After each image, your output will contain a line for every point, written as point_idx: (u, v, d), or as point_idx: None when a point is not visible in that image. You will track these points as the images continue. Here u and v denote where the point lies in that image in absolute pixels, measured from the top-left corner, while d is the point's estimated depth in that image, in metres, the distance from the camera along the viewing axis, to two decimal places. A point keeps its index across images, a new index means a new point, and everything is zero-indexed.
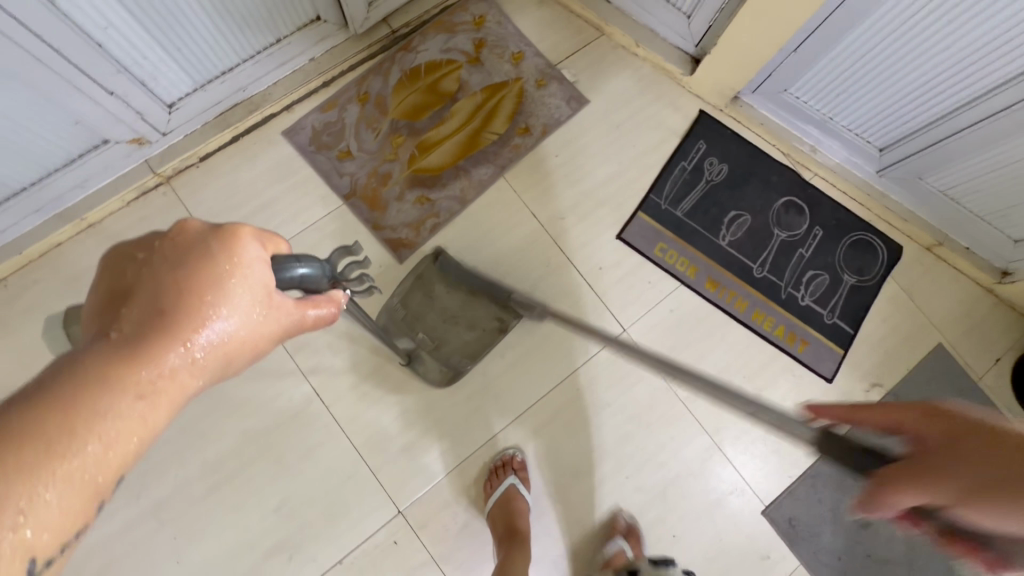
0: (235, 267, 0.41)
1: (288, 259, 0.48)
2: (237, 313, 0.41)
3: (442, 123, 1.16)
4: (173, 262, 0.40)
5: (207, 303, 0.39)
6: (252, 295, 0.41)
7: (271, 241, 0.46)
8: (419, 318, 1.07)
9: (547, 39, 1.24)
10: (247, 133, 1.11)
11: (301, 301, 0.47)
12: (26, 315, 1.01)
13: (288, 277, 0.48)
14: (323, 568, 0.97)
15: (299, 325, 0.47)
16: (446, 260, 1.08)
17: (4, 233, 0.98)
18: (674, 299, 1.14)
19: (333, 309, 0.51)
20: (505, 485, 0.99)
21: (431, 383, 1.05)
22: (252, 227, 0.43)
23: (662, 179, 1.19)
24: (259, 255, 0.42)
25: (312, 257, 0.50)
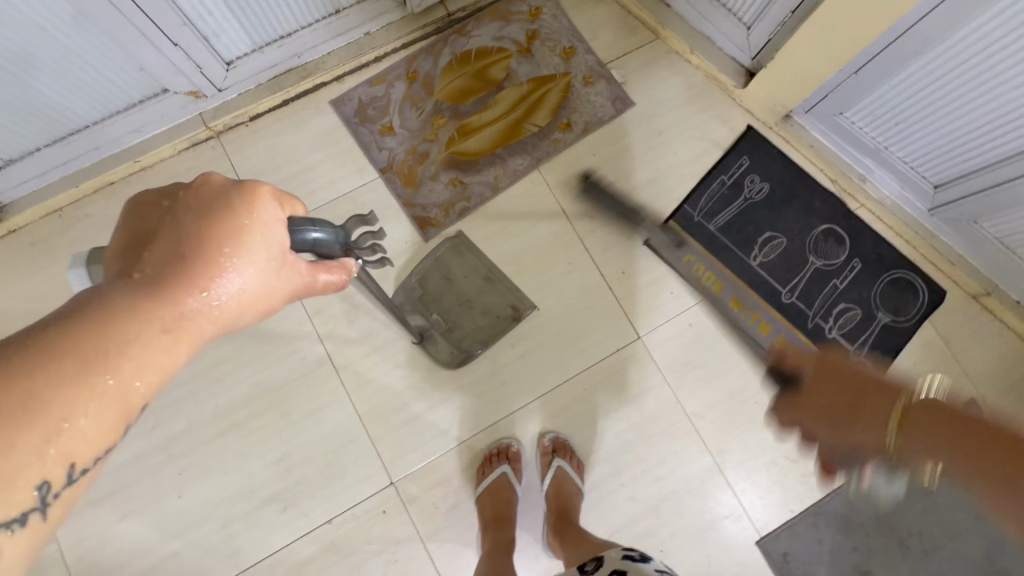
0: (251, 222, 0.41)
1: (301, 224, 0.48)
2: (252, 267, 0.41)
3: (485, 109, 1.17)
4: (196, 211, 0.41)
5: (225, 253, 0.40)
6: (267, 251, 0.42)
7: (289, 203, 0.46)
8: (435, 299, 1.09)
9: (602, 37, 1.23)
10: (297, 98, 1.15)
11: (313, 265, 0.47)
12: (75, 246, 1.07)
13: (302, 241, 0.48)
14: (313, 525, 1.00)
15: (309, 287, 0.47)
16: (465, 246, 1.11)
17: (65, 166, 1.04)
18: (695, 313, 1.12)
19: (344, 277, 0.51)
20: (495, 473, 1.00)
21: (439, 363, 1.07)
22: (271, 187, 0.43)
23: (698, 190, 1.17)
24: (276, 213, 0.43)
25: (326, 222, 0.50)
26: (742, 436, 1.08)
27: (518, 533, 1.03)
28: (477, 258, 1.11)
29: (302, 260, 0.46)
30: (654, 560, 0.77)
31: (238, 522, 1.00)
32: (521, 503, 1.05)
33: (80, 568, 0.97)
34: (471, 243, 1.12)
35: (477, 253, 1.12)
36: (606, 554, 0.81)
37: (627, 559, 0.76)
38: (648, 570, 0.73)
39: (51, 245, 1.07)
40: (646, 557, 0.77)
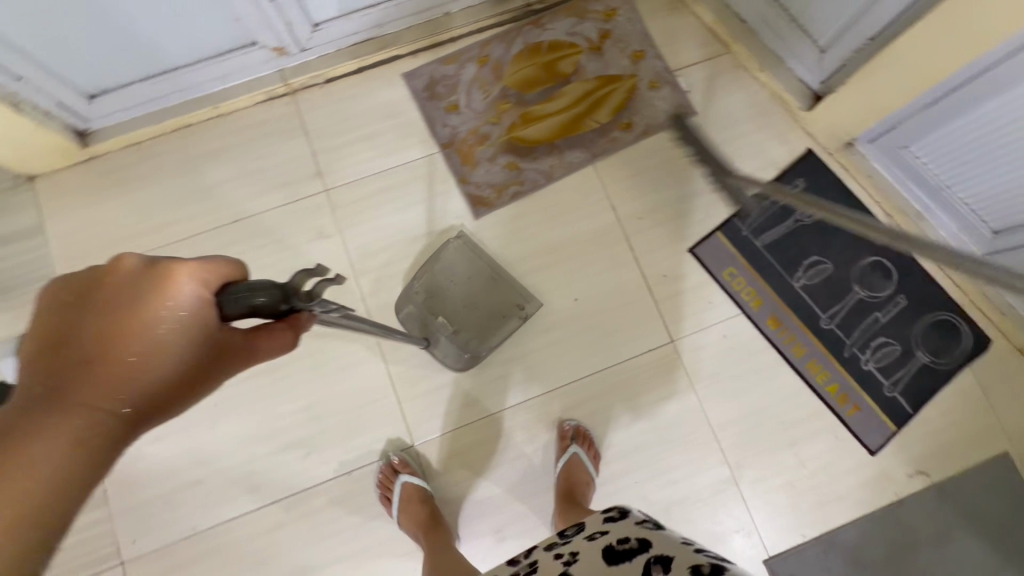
0: (164, 313, 0.49)
1: (241, 291, 0.50)
2: (169, 354, 0.50)
3: (550, 100, 1.20)
4: (106, 308, 0.49)
5: (138, 350, 0.48)
6: (188, 335, 0.50)
7: (214, 272, 0.51)
8: (439, 301, 1.09)
9: (673, 44, 1.24)
10: (372, 67, 1.19)
11: (250, 332, 0.55)
12: (147, 178, 1.13)
13: (240, 306, 0.50)
14: (332, 473, 1.03)
15: (249, 355, 0.55)
16: (438, 254, 1.11)
17: (151, 103, 1.10)
18: (729, 326, 1.12)
19: (291, 336, 0.58)
20: (398, 485, 0.99)
21: (448, 363, 1.08)
22: (184, 268, 0.49)
23: (749, 206, 1.17)
24: (192, 295, 0.49)
25: (267, 282, 0.51)
26: (762, 453, 1.07)
27: (462, 545, 1.03)
28: (481, 257, 1.11)
29: (238, 332, 0.54)
30: (634, 513, 0.81)
31: (261, 460, 1.03)
32: (480, 508, 1.04)
33: (110, 482, 1.01)
34: (474, 241, 1.12)
35: (480, 254, 1.12)
36: (587, 518, 0.83)
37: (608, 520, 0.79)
38: (630, 524, 0.76)
39: (125, 175, 1.13)
40: (625, 513, 0.80)
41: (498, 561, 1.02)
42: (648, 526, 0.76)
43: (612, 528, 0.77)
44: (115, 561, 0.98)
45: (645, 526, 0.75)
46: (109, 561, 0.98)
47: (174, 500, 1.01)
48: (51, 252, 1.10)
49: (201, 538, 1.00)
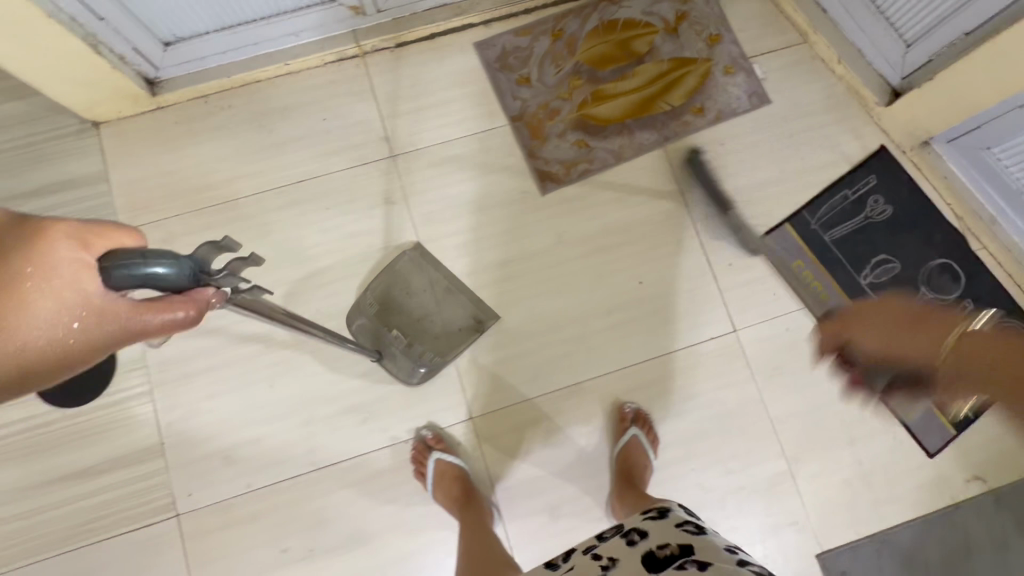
0: (45, 268, 0.46)
1: (134, 259, 0.47)
2: (49, 315, 0.46)
3: (622, 79, 1.17)
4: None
5: (11, 303, 0.46)
6: (68, 299, 0.46)
7: (106, 233, 0.49)
8: (392, 314, 1.06)
9: (749, 30, 1.22)
10: (445, 34, 1.18)
11: (139, 304, 0.48)
12: (215, 132, 1.12)
13: (134, 277, 0.46)
14: (389, 441, 1.02)
15: (138, 330, 0.48)
16: (397, 264, 1.08)
17: (225, 54, 1.10)
18: (795, 320, 1.10)
19: (192, 313, 0.50)
20: (431, 462, 0.98)
21: (404, 378, 1.04)
22: (68, 225, 0.47)
23: (820, 199, 1.16)
24: (70, 255, 0.46)
25: (167, 253, 0.48)
26: (820, 449, 1.06)
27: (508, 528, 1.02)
28: (436, 270, 1.09)
29: (124, 300, 0.48)
30: (673, 511, 0.75)
31: (319, 423, 1.02)
32: (533, 486, 1.03)
33: (168, 434, 1.01)
34: (430, 253, 1.09)
35: (434, 266, 1.09)
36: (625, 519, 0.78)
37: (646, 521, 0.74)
38: (669, 526, 0.71)
39: (193, 128, 1.12)
40: (664, 513, 0.74)
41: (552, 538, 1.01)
42: (687, 527, 0.70)
43: (650, 531, 0.71)
44: (171, 512, 0.98)
45: (683, 529, 0.69)
46: (164, 512, 0.98)
47: (231, 457, 1.01)
48: (115, 200, 1.09)
49: (257, 496, 1.00)
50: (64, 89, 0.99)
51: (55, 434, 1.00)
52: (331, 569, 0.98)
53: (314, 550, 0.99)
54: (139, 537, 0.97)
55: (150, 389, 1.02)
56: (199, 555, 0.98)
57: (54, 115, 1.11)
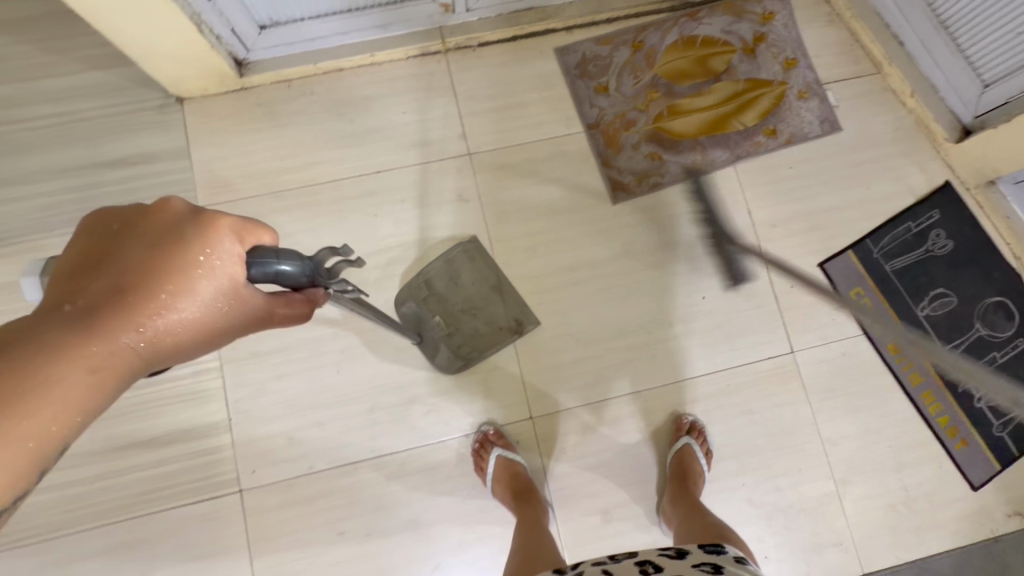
0: (209, 256, 0.49)
1: (268, 256, 0.52)
2: (203, 300, 0.49)
3: (699, 95, 1.19)
4: (147, 242, 0.48)
5: (173, 287, 0.47)
6: (223, 288, 0.50)
7: (256, 232, 0.53)
8: (437, 302, 1.08)
9: (825, 57, 1.24)
10: (527, 37, 1.19)
11: (269, 297, 0.54)
12: (296, 117, 1.14)
13: (267, 273, 0.52)
14: (450, 433, 1.05)
15: (261, 319, 0.54)
16: (450, 252, 1.10)
17: (315, 41, 1.11)
18: (851, 344, 1.13)
19: (307, 309, 0.59)
20: (493, 457, 1.00)
21: (436, 367, 1.06)
22: (234, 220, 0.51)
23: (883, 229, 1.17)
24: (232, 248, 0.50)
25: (294, 253, 0.54)
26: (866, 473, 1.09)
27: (560, 529, 1.04)
28: (487, 267, 1.10)
29: (258, 292, 0.53)
30: (693, 551, 0.75)
31: (384, 411, 1.04)
32: (585, 488, 1.06)
33: (236, 410, 1.02)
34: (484, 251, 1.11)
35: (484, 262, 1.10)
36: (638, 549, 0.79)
37: (662, 555, 0.74)
38: (684, 565, 0.70)
39: (276, 111, 1.14)
40: (683, 553, 0.74)
41: (603, 539, 1.04)
42: (705, 569, 0.69)
43: (665, 566, 0.71)
44: (235, 488, 1.00)
45: (699, 570, 0.69)
46: (229, 487, 1.00)
47: (295, 438, 1.03)
48: (193, 176, 1.11)
49: (319, 477, 1.02)
50: (160, 64, 1.01)
51: (124, 402, 1.02)
52: (388, 554, 1.00)
53: (371, 535, 1.01)
54: (203, 508, 1.00)
55: (220, 365, 1.04)
56: (260, 531, 1.00)
57: (139, 87, 1.13)
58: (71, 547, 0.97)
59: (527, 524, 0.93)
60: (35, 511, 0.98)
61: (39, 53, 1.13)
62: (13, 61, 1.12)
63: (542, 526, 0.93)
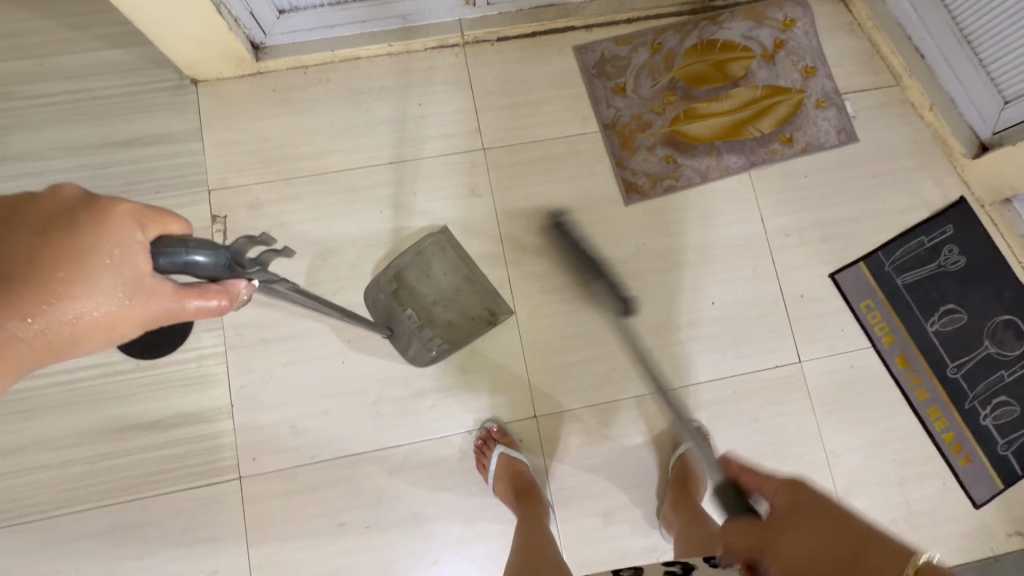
0: (107, 244, 0.45)
1: (176, 247, 0.48)
2: (98, 292, 0.45)
3: (716, 100, 1.17)
4: (32, 230, 0.45)
5: (63, 275, 0.43)
6: (122, 280, 0.46)
7: (163, 221, 0.49)
8: (408, 295, 1.07)
9: (845, 66, 1.23)
10: (546, 34, 1.19)
11: (183, 290, 0.49)
12: (310, 105, 1.13)
13: (177, 265, 0.48)
14: (454, 429, 1.04)
15: (175, 312, 0.49)
16: (421, 245, 1.09)
17: (333, 29, 1.11)
18: (859, 356, 1.13)
19: (224, 302, 0.52)
20: (495, 454, 1.00)
21: (410, 359, 1.05)
22: (135, 207, 0.47)
23: (896, 241, 1.16)
24: (134, 236, 0.46)
25: (207, 243, 0.50)
26: (869, 485, 1.09)
27: (560, 529, 1.04)
28: (457, 258, 1.09)
29: (167, 283, 0.48)
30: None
31: (388, 404, 1.04)
32: (586, 489, 1.05)
33: (240, 396, 1.02)
34: (454, 242, 1.10)
35: (481, 257, 1.10)
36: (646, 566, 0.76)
37: None
38: None
39: (290, 98, 1.13)
40: None
41: (603, 541, 1.03)
42: None
43: None
44: (235, 474, 1.00)
45: None
46: (229, 473, 1.00)
47: (298, 427, 1.02)
48: (205, 159, 1.10)
49: (320, 467, 1.01)
50: (177, 45, 1.00)
51: (127, 383, 1.01)
52: (385, 548, 1.00)
53: (370, 527, 1.00)
54: (203, 493, 0.99)
55: (225, 350, 1.03)
56: (258, 519, 0.99)
57: (155, 68, 1.12)
58: (69, 527, 0.97)
59: (525, 523, 0.92)
60: (35, 488, 0.97)
61: (55, 29, 1.12)
62: (32, 35, 1.12)
63: (543, 524, 0.92)
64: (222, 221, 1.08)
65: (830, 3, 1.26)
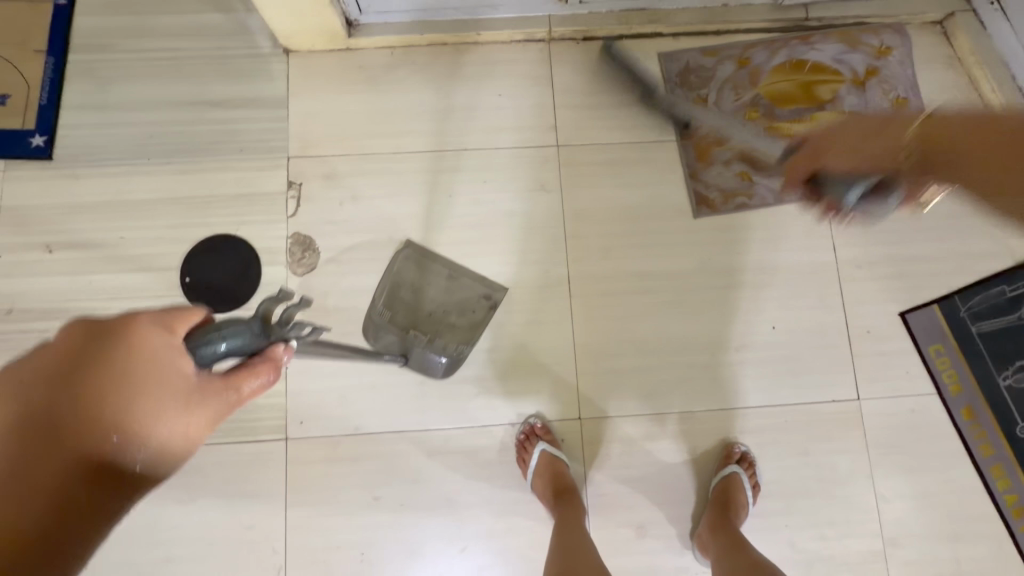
0: (140, 362, 0.46)
1: (208, 336, 0.49)
2: (165, 412, 0.47)
3: (799, 122, 1.15)
4: (60, 380, 0.44)
5: (136, 404, 0.46)
6: (172, 385, 0.47)
7: (183, 320, 0.50)
8: (407, 314, 1.04)
9: (939, 100, 1.18)
10: (633, 38, 1.18)
11: (234, 375, 0.51)
12: (393, 84, 1.15)
13: (212, 354, 0.49)
14: (497, 420, 1.04)
15: (237, 399, 0.51)
16: (396, 267, 1.07)
17: (427, 12, 1.13)
18: (922, 402, 1.08)
19: (271, 374, 0.53)
20: (536, 450, 0.99)
21: (432, 373, 1.04)
22: (154, 317, 0.48)
23: (974, 287, 1.11)
24: (168, 342, 0.48)
25: (235, 322, 0.50)
26: (917, 536, 1.04)
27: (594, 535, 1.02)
28: (435, 265, 1.08)
29: (216, 378, 0.50)
30: None
31: (434, 387, 1.05)
32: (623, 499, 1.04)
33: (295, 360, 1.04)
34: (426, 249, 1.09)
35: (542, 253, 1.10)
36: None
37: None
38: None
39: (375, 75, 1.15)
40: None
41: (634, 553, 1.02)
42: None
43: None
44: (281, 435, 1.02)
45: None
46: (276, 434, 1.02)
47: (346, 397, 1.04)
48: (287, 127, 1.13)
49: (362, 439, 1.03)
50: (280, 14, 1.04)
51: None
52: (417, 527, 1.01)
53: (405, 505, 1.01)
54: (250, 450, 1.02)
55: None
56: (298, 482, 1.01)
57: (251, 34, 1.16)
58: None
59: (565, 524, 0.92)
60: None
61: None
62: None
63: (580, 525, 0.92)
64: (296, 188, 1.11)
65: (930, 34, 1.21)
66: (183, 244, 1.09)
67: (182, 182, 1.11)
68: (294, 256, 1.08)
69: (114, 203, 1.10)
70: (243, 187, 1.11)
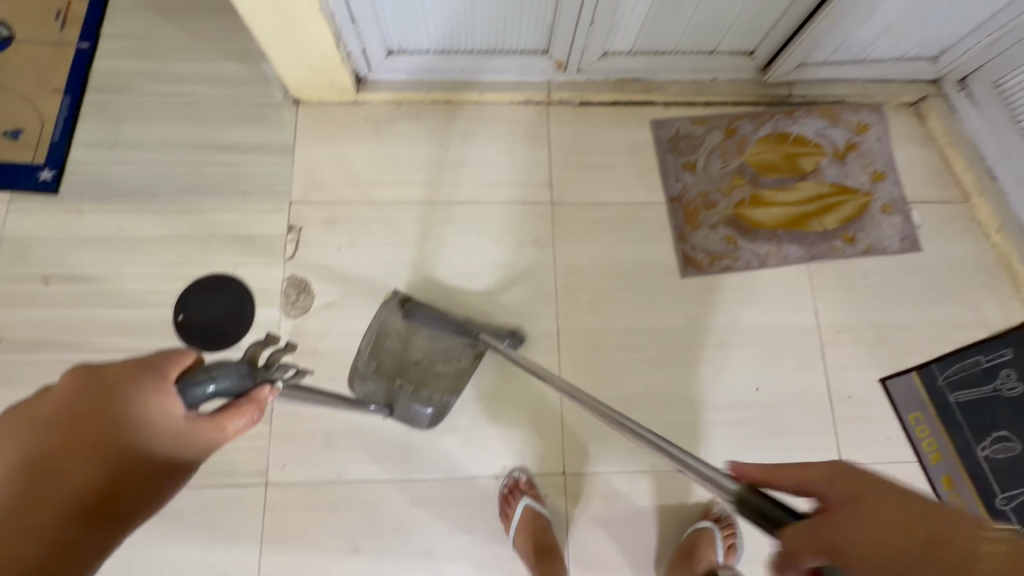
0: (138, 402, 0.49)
1: (198, 377, 0.53)
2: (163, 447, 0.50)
3: (782, 190, 1.21)
4: (60, 424, 0.46)
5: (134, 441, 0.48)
6: (160, 432, 0.50)
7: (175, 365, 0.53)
8: (393, 363, 1.03)
9: (915, 175, 1.25)
10: (628, 104, 1.25)
11: (219, 415, 0.53)
12: (397, 137, 1.20)
13: (201, 395, 0.53)
14: (481, 472, 1.04)
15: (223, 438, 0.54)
16: (383, 315, 1.07)
17: (432, 72, 1.19)
18: (902, 468, 1.09)
19: (255, 413, 0.56)
20: (519, 506, 0.99)
21: (417, 424, 1.03)
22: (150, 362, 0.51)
23: (950, 357, 1.14)
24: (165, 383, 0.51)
25: (223, 365, 0.54)
26: None
27: None
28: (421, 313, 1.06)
29: (202, 419, 0.52)
30: None
31: (420, 435, 1.05)
32: (605, 559, 1.02)
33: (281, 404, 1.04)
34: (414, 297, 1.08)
35: (533, 305, 1.12)
36: None
37: None
38: None
39: (380, 128, 1.20)
40: None
41: None
42: None
43: None
44: (262, 480, 1.01)
45: None
46: (258, 478, 1.01)
47: (330, 443, 1.03)
48: (292, 172, 1.17)
49: (344, 487, 1.02)
50: (294, 69, 1.09)
51: None
52: None
53: (383, 557, 0.99)
54: (230, 493, 1.00)
55: None
56: (276, 529, 0.99)
57: (264, 83, 1.22)
58: None
59: None
60: None
61: (185, 39, 1.23)
62: (165, 41, 1.23)
63: None
64: (296, 232, 1.14)
65: (906, 114, 1.29)
66: (181, 282, 1.10)
67: (185, 221, 1.13)
68: (289, 298, 1.10)
69: (117, 238, 1.12)
70: (244, 229, 1.13)
